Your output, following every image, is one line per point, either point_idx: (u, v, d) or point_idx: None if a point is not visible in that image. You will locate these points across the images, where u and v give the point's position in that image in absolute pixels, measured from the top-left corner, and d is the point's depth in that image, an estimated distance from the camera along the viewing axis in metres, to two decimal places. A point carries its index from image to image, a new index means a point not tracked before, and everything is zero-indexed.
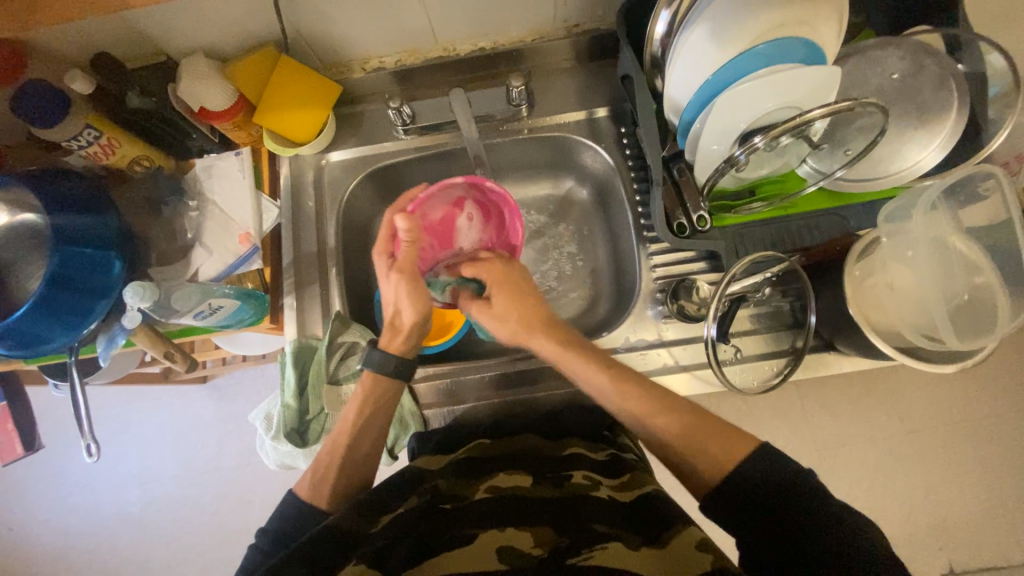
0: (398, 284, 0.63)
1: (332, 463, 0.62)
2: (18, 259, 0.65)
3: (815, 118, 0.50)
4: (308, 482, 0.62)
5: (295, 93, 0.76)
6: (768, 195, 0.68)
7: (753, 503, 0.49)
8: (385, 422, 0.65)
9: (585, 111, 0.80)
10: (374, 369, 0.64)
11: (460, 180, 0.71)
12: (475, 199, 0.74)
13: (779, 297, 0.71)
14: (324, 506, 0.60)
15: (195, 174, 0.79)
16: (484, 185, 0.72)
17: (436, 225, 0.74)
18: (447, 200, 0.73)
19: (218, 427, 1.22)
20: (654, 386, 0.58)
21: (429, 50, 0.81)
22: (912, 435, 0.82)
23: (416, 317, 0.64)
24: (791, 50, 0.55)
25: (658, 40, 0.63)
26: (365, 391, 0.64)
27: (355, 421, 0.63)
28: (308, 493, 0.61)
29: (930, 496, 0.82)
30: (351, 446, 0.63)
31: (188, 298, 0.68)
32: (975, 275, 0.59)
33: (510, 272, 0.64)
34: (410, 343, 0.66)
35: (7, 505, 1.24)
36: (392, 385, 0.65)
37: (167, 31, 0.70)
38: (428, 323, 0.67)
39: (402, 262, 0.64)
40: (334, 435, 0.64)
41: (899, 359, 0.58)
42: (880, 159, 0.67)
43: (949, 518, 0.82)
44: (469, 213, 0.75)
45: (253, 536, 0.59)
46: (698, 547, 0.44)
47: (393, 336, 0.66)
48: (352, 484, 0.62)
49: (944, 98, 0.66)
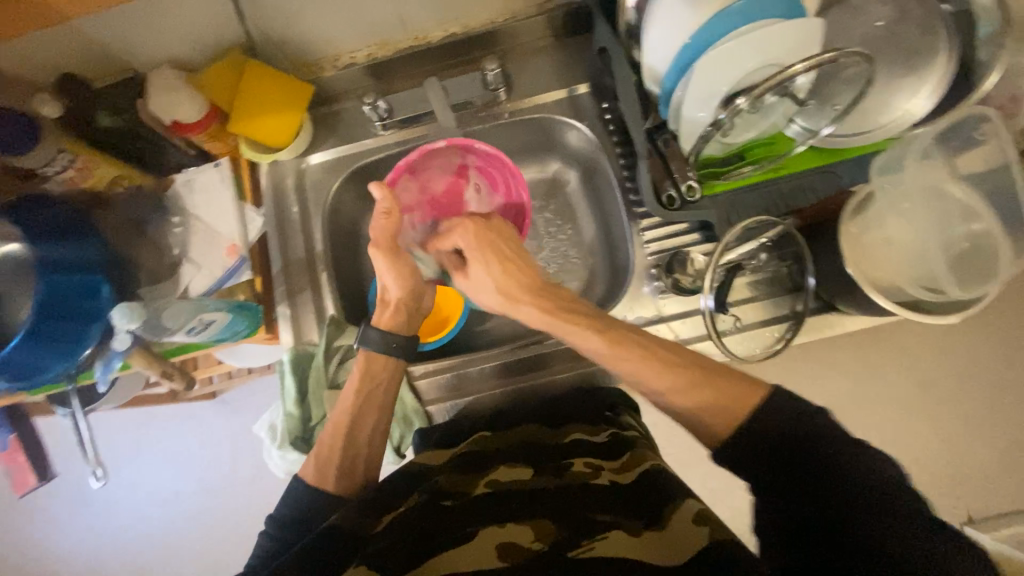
0: (381, 261, 0.66)
1: (335, 445, 0.61)
2: (5, 292, 0.65)
3: (798, 72, 0.48)
4: (314, 466, 0.61)
5: (267, 98, 0.74)
6: (758, 158, 0.66)
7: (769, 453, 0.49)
8: (384, 407, 0.65)
9: (564, 89, 0.79)
10: (368, 348, 0.65)
11: (450, 146, 0.76)
12: (475, 164, 0.78)
13: (777, 262, 0.69)
14: (330, 488, 0.59)
15: (175, 190, 0.77)
16: (474, 147, 0.76)
17: (439, 196, 0.80)
18: (447, 169, 0.79)
19: (230, 441, 1.22)
20: (653, 346, 0.57)
21: (400, 41, 0.79)
22: (921, 390, 0.81)
23: (402, 292, 0.68)
24: (771, 4, 0.53)
25: (631, 8, 0.62)
26: (363, 369, 0.65)
27: (354, 400, 0.63)
28: (314, 476, 0.60)
29: (946, 448, 0.81)
30: (352, 425, 0.63)
31: (177, 314, 0.66)
32: (973, 222, 0.59)
33: (487, 229, 0.65)
34: (399, 320, 0.69)
35: (28, 535, 1.25)
36: (391, 362, 0.66)
37: (129, 42, 0.69)
38: (419, 300, 0.70)
39: (380, 238, 0.66)
40: (335, 417, 0.64)
41: (904, 314, 0.56)
42: (870, 111, 0.66)
43: (968, 470, 0.81)
44: (473, 181, 0.80)
45: (264, 524, 0.59)
46: (695, 521, 0.45)
47: (382, 312, 0.69)
48: (356, 466, 0.62)
49: (932, 42, 0.64)
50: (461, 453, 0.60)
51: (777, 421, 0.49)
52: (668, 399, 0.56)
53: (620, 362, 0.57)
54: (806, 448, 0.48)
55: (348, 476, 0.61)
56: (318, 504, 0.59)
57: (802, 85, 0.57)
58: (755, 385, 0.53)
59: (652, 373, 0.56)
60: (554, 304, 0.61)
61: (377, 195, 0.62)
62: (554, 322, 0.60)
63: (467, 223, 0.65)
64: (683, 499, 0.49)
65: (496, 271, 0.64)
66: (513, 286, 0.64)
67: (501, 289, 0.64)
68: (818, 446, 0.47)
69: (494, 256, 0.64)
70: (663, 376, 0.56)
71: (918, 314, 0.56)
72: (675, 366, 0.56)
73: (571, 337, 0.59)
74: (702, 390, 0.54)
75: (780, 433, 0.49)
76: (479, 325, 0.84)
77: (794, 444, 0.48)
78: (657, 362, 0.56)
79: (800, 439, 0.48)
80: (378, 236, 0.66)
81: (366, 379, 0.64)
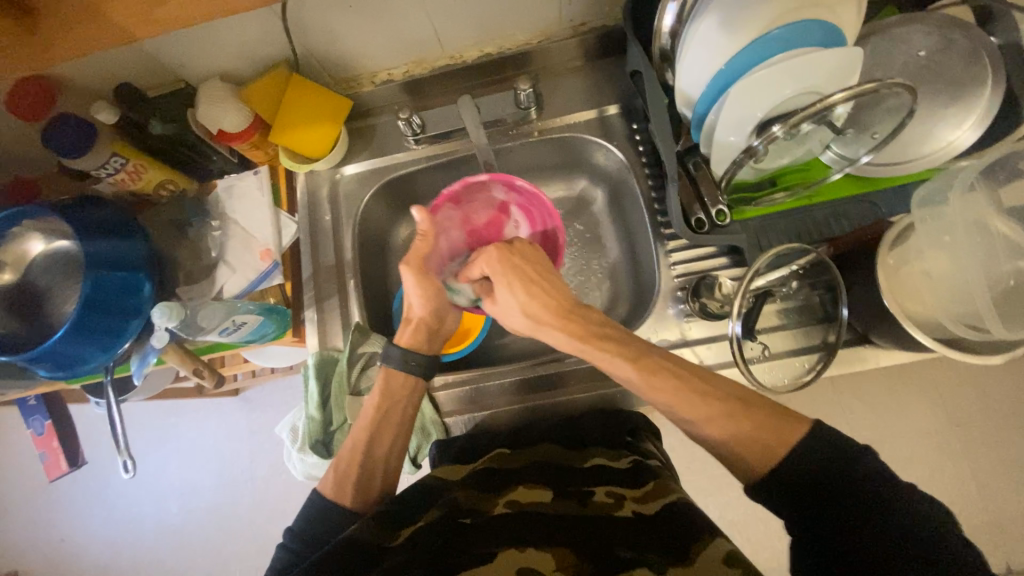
0: (411, 281, 0.68)
1: (353, 460, 0.62)
2: (55, 286, 0.68)
3: (836, 102, 0.47)
4: (332, 479, 0.62)
5: (308, 111, 0.77)
6: (791, 184, 0.65)
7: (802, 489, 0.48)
8: (402, 424, 0.65)
9: (595, 109, 0.80)
10: (389, 366, 0.66)
11: (496, 183, 0.78)
12: (517, 201, 0.80)
13: (808, 291, 0.68)
14: (348, 503, 0.60)
15: (216, 195, 0.81)
16: (516, 184, 0.78)
17: (481, 228, 0.81)
18: (490, 204, 0.81)
19: (250, 439, 1.25)
20: (687, 372, 0.56)
21: (436, 59, 0.81)
22: (957, 428, 0.78)
23: (425, 310, 0.69)
24: (808, 33, 0.53)
25: (667, 32, 0.61)
26: (381, 388, 0.66)
27: (373, 417, 0.64)
28: (333, 492, 0.61)
29: (982, 490, 0.78)
30: (370, 443, 0.63)
31: (212, 315, 0.69)
32: (1019, 258, 0.56)
33: (510, 252, 0.67)
34: (421, 338, 0.69)
35: (57, 519, 1.29)
36: (410, 380, 0.66)
37: (184, 57, 0.73)
38: (440, 321, 0.71)
39: (411, 256, 0.68)
40: (354, 433, 0.65)
41: (943, 351, 0.54)
42: (912, 140, 0.64)
43: (1004, 515, 0.78)
44: (515, 219, 0.81)
45: (281, 536, 0.60)
46: (726, 561, 0.42)
47: (404, 329, 0.70)
48: (374, 481, 0.62)
49: (978, 73, 0.62)
50: (478, 469, 0.60)
51: (808, 455, 0.48)
52: (693, 427, 0.55)
53: (655, 391, 0.55)
54: (833, 488, 0.46)
55: (365, 490, 0.61)
56: (338, 517, 0.59)
57: (841, 113, 0.56)
58: (783, 416, 0.52)
59: (684, 402, 0.54)
60: (584, 330, 0.61)
61: (417, 217, 0.64)
62: (581, 345, 0.60)
63: (496, 251, 0.67)
64: (715, 536, 0.46)
65: (520, 293, 0.64)
66: (542, 309, 0.63)
67: (529, 312, 0.64)
68: (845, 486, 0.46)
69: (519, 279, 0.65)
70: (687, 404, 0.54)
71: (958, 352, 0.54)
72: (703, 396, 0.54)
73: (601, 363, 0.59)
74: (727, 420, 0.52)
75: (805, 471, 0.48)
76: (499, 339, 0.84)
77: (821, 482, 0.47)
78: (686, 390, 0.55)
79: (827, 478, 0.47)
80: (412, 257, 0.68)
81: (385, 396, 0.65)
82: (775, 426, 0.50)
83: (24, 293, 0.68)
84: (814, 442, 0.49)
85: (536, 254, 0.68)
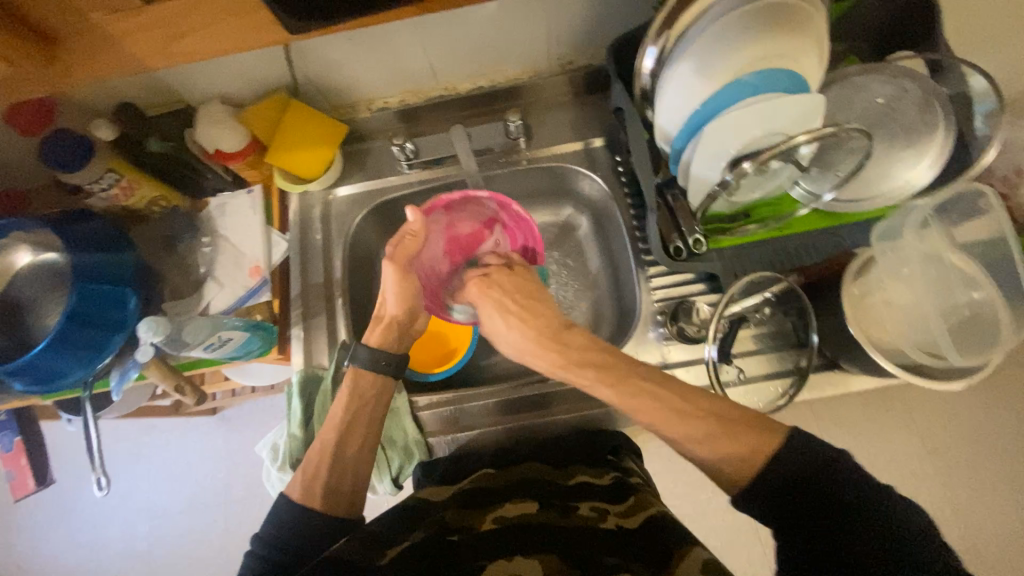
0: (391, 274, 0.69)
1: (323, 462, 0.61)
2: (38, 297, 0.68)
3: (801, 143, 0.52)
4: (300, 482, 0.60)
5: (304, 134, 0.80)
6: (762, 217, 0.70)
7: (793, 497, 0.47)
8: (372, 422, 0.64)
9: (581, 141, 0.84)
10: (360, 365, 0.66)
11: (489, 200, 0.78)
12: (504, 220, 0.80)
13: (781, 317, 0.71)
14: (318, 507, 0.58)
15: (208, 212, 0.82)
16: (509, 206, 0.78)
17: (462, 238, 0.81)
18: (478, 217, 0.80)
19: (227, 459, 1.22)
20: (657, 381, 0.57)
21: (430, 90, 0.85)
22: (908, 446, 0.85)
23: (397, 309, 0.69)
24: (775, 79, 0.57)
25: (646, 74, 0.64)
26: (353, 385, 0.65)
27: (342, 420, 0.63)
28: (299, 495, 0.59)
29: (931, 503, 0.85)
30: (339, 444, 0.62)
31: (198, 330, 0.69)
32: (974, 290, 0.59)
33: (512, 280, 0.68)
34: (390, 336, 0.69)
35: (16, 543, 1.23)
36: (378, 380, 0.66)
37: (185, 79, 0.75)
38: (411, 321, 0.71)
39: (396, 252, 0.70)
40: (324, 434, 0.63)
41: (906, 377, 0.57)
42: (872, 179, 0.69)
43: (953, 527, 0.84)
44: (497, 236, 0.81)
45: (249, 543, 0.57)
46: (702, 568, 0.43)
47: (374, 328, 0.70)
48: (343, 489, 0.60)
49: (932, 119, 0.67)
50: (463, 488, 0.60)
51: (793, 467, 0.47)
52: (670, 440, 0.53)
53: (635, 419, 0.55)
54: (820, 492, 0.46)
55: (335, 497, 0.59)
56: (306, 531, 0.57)
57: (805, 153, 0.60)
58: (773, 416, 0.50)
59: (646, 405, 0.52)
60: (565, 356, 0.59)
61: (411, 216, 0.68)
62: (564, 371, 0.58)
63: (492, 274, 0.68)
64: (693, 547, 0.46)
65: (507, 313, 0.64)
66: (528, 336, 0.61)
67: (516, 334, 0.63)
68: (840, 491, 0.45)
69: (512, 304, 0.65)
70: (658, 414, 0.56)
71: (919, 379, 0.58)
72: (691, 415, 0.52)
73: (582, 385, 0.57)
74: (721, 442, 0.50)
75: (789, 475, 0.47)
76: (485, 359, 0.86)
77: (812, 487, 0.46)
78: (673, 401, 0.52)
79: (814, 482, 0.46)
80: (397, 251, 0.70)
81: (353, 399, 0.64)
82: (751, 431, 0.49)
83: (4, 306, 0.68)
84: (788, 452, 0.47)
85: (527, 275, 0.69)
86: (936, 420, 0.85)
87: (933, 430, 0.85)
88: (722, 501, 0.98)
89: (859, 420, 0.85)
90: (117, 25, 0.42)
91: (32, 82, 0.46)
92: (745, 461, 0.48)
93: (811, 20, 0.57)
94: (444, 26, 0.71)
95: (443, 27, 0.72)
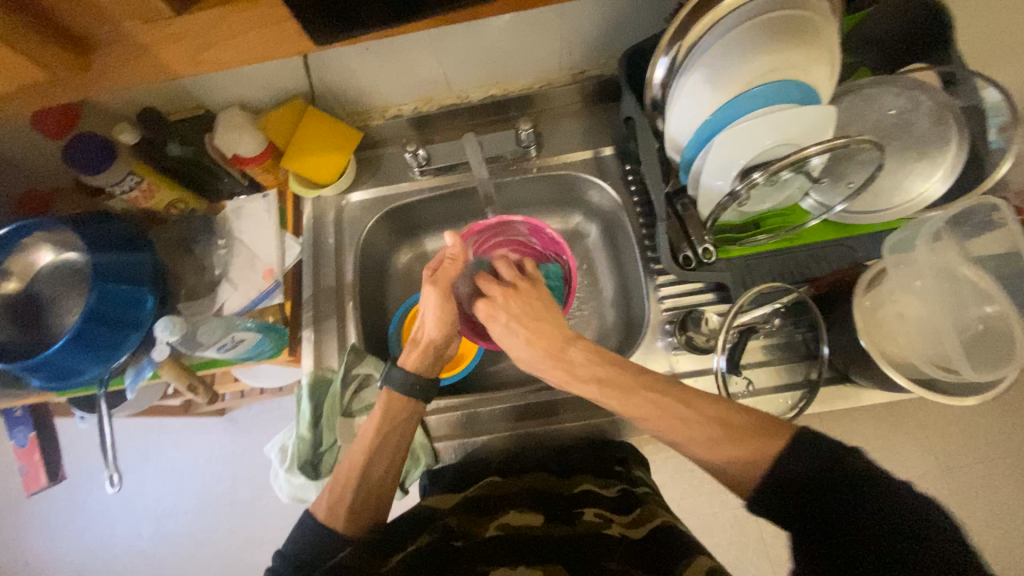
0: (431, 298, 0.67)
1: (348, 484, 0.61)
2: (59, 296, 0.70)
3: (812, 154, 0.52)
4: (326, 501, 0.61)
5: (319, 139, 0.81)
6: (773, 227, 0.70)
7: (796, 490, 0.44)
8: (403, 444, 0.64)
9: (591, 150, 0.85)
10: (393, 388, 0.65)
11: (519, 221, 0.80)
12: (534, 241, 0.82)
13: (792, 328, 0.71)
14: (341, 528, 0.59)
15: (224, 215, 0.83)
16: (542, 231, 0.80)
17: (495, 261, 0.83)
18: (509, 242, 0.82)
19: (233, 459, 1.24)
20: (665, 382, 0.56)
21: (444, 98, 0.87)
22: (919, 460, 0.84)
23: (436, 334, 0.67)
24: (787, 93, 0.58)
25: (657, 84, 0.64)
26: (383, 409, 0.65)
27: (372, 439, 0.63)
28: (325, 514, 0.60)
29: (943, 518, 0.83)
30: (367, 465, 0.62)
31: (212, 331, 0.71)
32: (987, 305, 0.58)
33: (529, 298, 0.66)
34: (427, 362, 0.68)
35: (26, 538, 1.25)
36: (412, 404, 0.66)
37: (206, 86, 0.77)
38: (446, 346, 0.69)
39: (438, 276, 0.67)
40: (352, 454, 0.63)
41: (916, 391, 0.57)
42: (883, 191, 0.69)
43: None
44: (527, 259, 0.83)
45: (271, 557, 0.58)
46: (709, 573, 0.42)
47: (410, 351, 0.68)
48: (365, 508, 0.60)
49: (943, 132, 0.67)
50: (469, 496, 0.61)
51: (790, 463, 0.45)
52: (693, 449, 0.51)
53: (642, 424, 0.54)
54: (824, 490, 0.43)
55: (359, 516, 0.60)
56: (319, 547, 0.58)
57: (816, 164, 0.60)
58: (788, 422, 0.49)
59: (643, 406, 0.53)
60: (572, 372, 0.60)
61: (449, 241, 0.66)
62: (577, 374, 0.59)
63: (502, 297, 0.66)
64: (697, 554, 0.46)
65: (522, 336, 0.63)
66: (535, 353, 0.62)
67: (530, 353, 0.63)
68: (836, 485, 0.42)
69: (522, 325, 0.64)
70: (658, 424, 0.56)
71: (931, 393, 0.57)
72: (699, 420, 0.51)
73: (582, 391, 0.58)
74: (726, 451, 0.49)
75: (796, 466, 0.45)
76: (491, 365, 0.86)
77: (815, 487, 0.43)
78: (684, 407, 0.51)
79: (818, 481, 0.43)
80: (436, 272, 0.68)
81: (385, 419, 0.64)
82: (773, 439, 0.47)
83: (26, 303, 0.70)
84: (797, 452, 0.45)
85: (538, 291, 0.67)
86: (950, 438, 0.84)
87: (944, 445, 0.84)
88: (730, 515, 0.96)
89: (871, 436, 0.84)
90: (150, 35, 0.43)
91: (62, 87, 0.47)
92: (749, 469, 0.47)
93: (822, 31, 0.57)
94: (458, 36, 0.73)
95: (459, 36, 0.73)
